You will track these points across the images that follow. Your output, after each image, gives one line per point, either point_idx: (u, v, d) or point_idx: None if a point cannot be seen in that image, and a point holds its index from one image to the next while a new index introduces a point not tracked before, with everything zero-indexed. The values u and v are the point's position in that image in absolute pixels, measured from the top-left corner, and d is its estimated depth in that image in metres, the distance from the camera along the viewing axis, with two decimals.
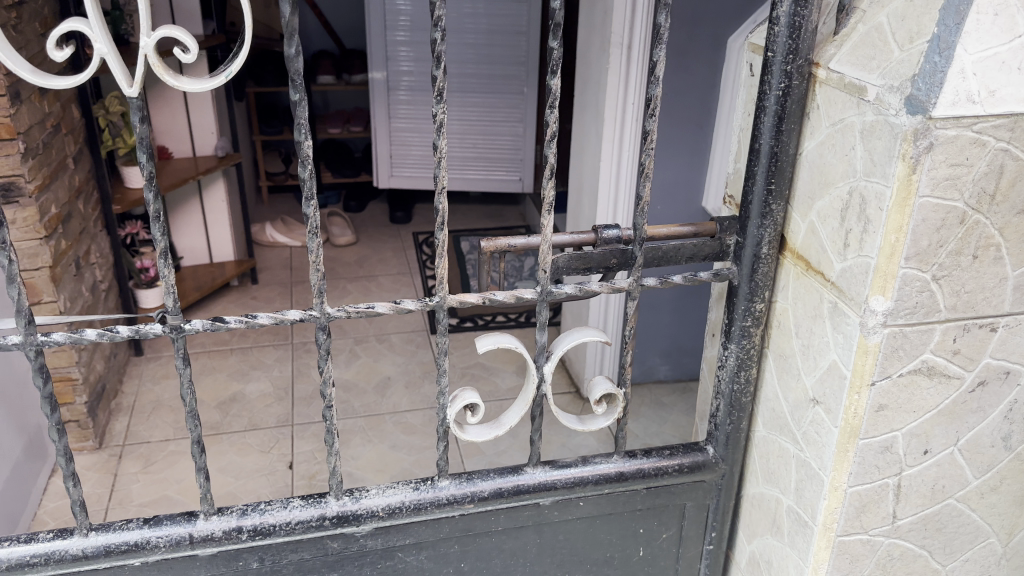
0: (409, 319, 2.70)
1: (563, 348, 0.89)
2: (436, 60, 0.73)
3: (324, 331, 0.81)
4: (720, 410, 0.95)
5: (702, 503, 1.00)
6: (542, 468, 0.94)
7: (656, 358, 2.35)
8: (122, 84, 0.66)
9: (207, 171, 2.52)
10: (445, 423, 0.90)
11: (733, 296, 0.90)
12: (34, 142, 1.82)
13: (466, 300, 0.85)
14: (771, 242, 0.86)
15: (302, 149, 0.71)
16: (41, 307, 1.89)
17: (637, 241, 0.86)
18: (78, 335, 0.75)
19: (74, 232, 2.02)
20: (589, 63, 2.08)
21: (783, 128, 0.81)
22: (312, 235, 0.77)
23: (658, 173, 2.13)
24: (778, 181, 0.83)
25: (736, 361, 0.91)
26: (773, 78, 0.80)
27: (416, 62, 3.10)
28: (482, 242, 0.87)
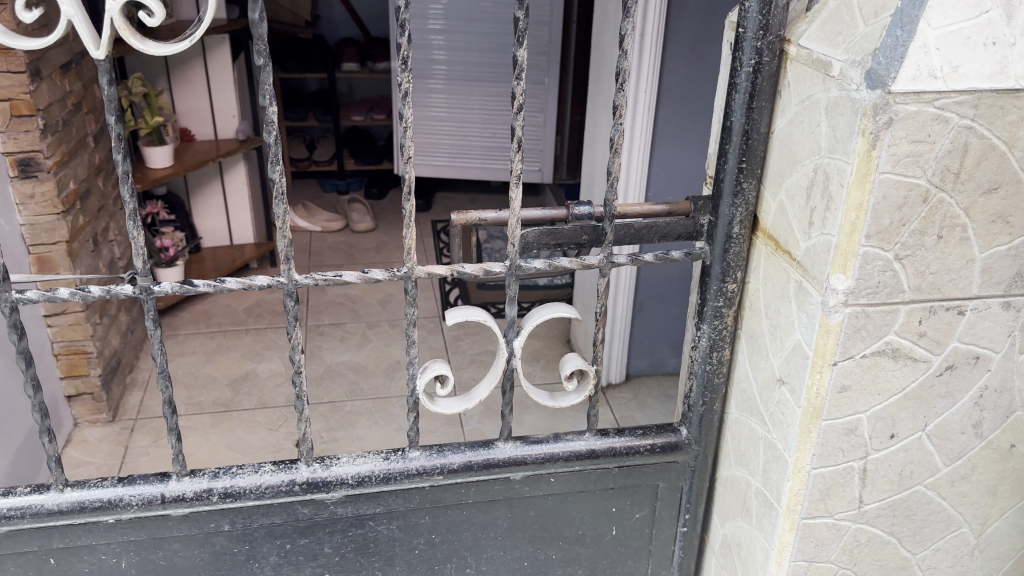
0: (423, 305, 2.72)
1: (532, 323, 0.89)
2: (400, 28, 0.73)
3: (292, 298, 0.82)
4: (694, 391, 0.95)
5: (675, 484, 1.00)
6: (512, 443, 0.94)
7: (664, 350, 2.34)
8: (89, 47, 0.68)
9: (228, 153, 2.56)
10: (414, 394, 0.90)
11: (706, 276, 0.89)
12: (54, 118, 1.87)
13: (434, 271, 0.85)
14: (742, 221, 0.86)
15: (266, 114, 0.72)
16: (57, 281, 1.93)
17: (607, 218, 0.86)
18: (52, 293, 0.77)
19: (93, 209, 2.07)
20: (603, 51, 2.08)
21: (754, 106, 0.80)
22: (279, 201, 0.78)
23: (670, 163, 2.12)
24: (751, 160, 0.83)
25: (708, 342, 0.91)
26: (744, 55, 0.79)
27: (442, 51, 3.11)
28: (453, 215, 0.87)
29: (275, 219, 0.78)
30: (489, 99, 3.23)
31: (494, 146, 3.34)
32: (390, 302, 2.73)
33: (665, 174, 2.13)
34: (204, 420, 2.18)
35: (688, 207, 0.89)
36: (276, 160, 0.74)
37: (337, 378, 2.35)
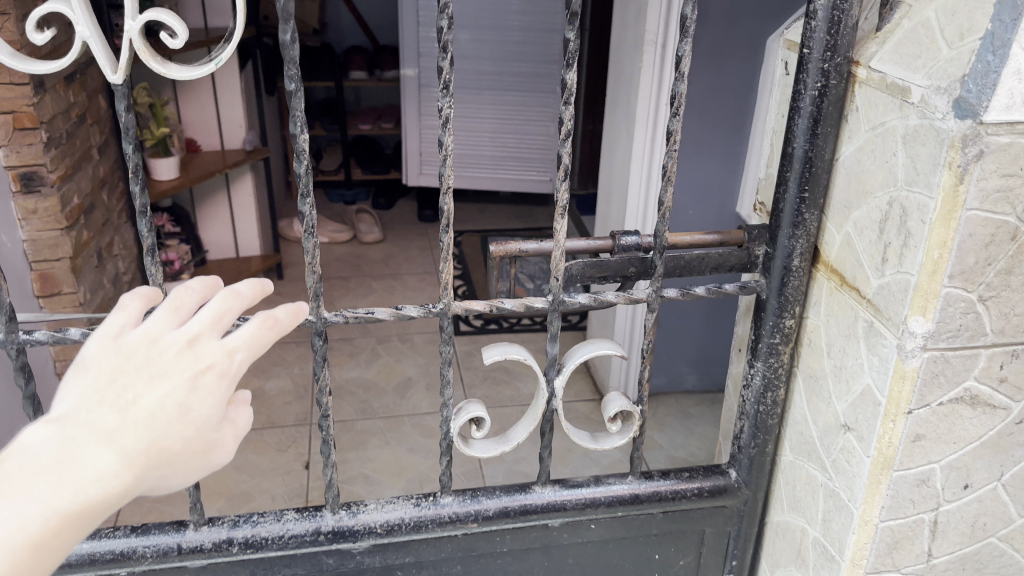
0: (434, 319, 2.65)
1: (576, 361, 0.83)
2: (442, 50, 0.68)
3: (320, 337, 0.77)
4: (745, 431, 0.89)
5: (723, 529, 0.94)
6: (551, 487, 0.88)
7: (683, 367, 2.28)
8: (106, 71, 0.62)
9: (234, 164, 2.50)
10: (448, 437, 0.84)
11: (761, 311, 0.84)
12: (58, 131, 1.81)
13: (472, 307, 0.79)
14: (803, 254, 0.80)
15: (296, 142, 0.67)
16: (61, 299, 1.87)
17: (658, 250, 0.80)
18: (62, 334, 0.71)
19: (97, 223, 2.01)
20: (621, 62, 2.02)
21: (818, 131, 0.75)
22: (309, 234, 0.72)
23: (692, 176, 2.06)
24: (813, 189, 0.77)
25: (762, 381, 0.86)
26: (808, 77, 0.74)
27: (448, 60, 3.06)
28: (492, 246, 0.82)
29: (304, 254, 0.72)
30: (499, 108, 3.18)
31: (504, 156, 3.28)
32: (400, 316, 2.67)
33: (687, 188, 2.07)
34: None
35: (742, 237, 0.84)
36: (306, 192, 0.69)
37: (347, 396, 2.29)
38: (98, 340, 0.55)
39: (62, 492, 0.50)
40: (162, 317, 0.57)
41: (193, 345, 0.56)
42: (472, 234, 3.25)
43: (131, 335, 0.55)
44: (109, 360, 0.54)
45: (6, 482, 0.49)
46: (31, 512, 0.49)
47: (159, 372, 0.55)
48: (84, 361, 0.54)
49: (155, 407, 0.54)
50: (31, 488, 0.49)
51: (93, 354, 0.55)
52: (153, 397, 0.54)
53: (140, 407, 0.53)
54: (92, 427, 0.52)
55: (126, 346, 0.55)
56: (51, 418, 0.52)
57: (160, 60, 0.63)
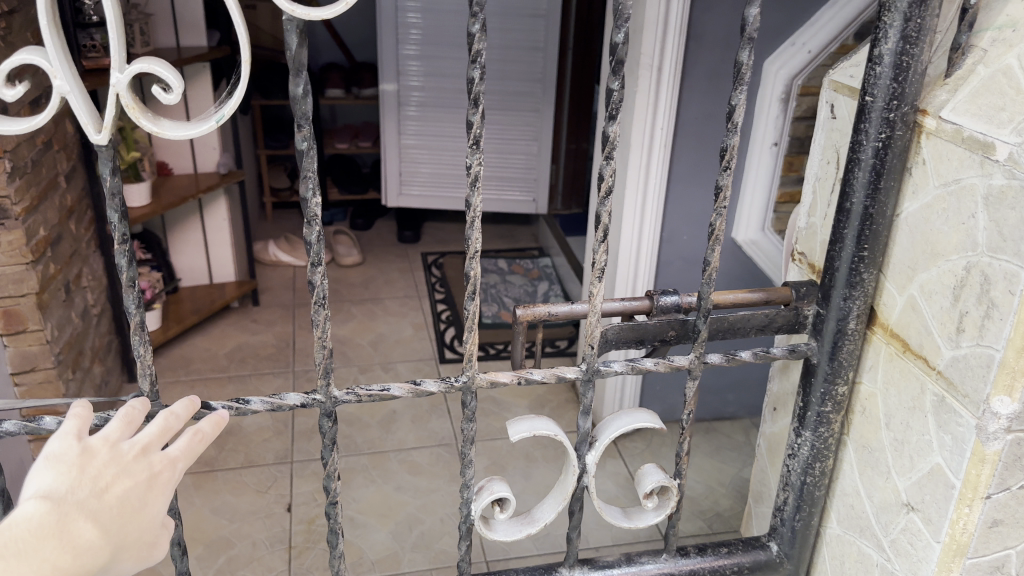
0: (417, 347, 2.56)
1: (608, 436, 0.78)
2: (473, 101, 0.61)
3: (330, 418, 0.70)
4: (789, 503, 0.82)
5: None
6: (577, 570, 0.81)
7: (679, 397, 2.20)
8: (87, 128, 0.58)
9: (208, 189, 2.40)
10: (469, 520, 0.78)
11: (810, 376, 0.77)
12: (23, 160, 1.70)
13: (497, 379, 0.73)
14: (859, 316, 0.74)
15: (307, 207, 0.60)
16: (25, 337, 1.76)
17: (704, 314, 0.74)
18: (34, 424, 0.67)
19: (64, 255, 1.90)
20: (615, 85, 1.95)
21: (880, 186, 0.68)
22: (319, 305, 0.66)
23: (685, 204, 1.97)
24: (873, 247, 0.71)
25: (811, 451, 0.79)
26: (870, 127, 0.67)
27: (422, 78, 3.00)
28: (519, 309, 0.77)
29: (313, 327, 0.66)
30: None
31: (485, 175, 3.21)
32: (381, 344, 2.57)
33: (680, 217, 1.98)
34: (186, 481, 2.01)
35: (789, 295, 0.78)
36: (317, 262, 0.62)
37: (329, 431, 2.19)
38: (66, 437, 0.61)
39: (62, 556, 0.56)
40: (119, 424, 0.64)
41: (147, 452, 0.64)
42: (454, 255, 3.16)
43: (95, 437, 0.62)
44: (79, 455, 0.60)
45: (15, 546, 0.54)
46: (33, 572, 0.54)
47: (123, 470, 0.62)
48: (58, 452, 0.59)
49: (122, 501, 0.61)
50: (39, 549, 0.55)
51: (58, 447, 0.60)
52: (121, 490, 0.61)
53: (112, 498, 0.60)
54: (76, 508, 0.58)
55: (92, 445, 0.62)
56: (34, 498, 0.57)
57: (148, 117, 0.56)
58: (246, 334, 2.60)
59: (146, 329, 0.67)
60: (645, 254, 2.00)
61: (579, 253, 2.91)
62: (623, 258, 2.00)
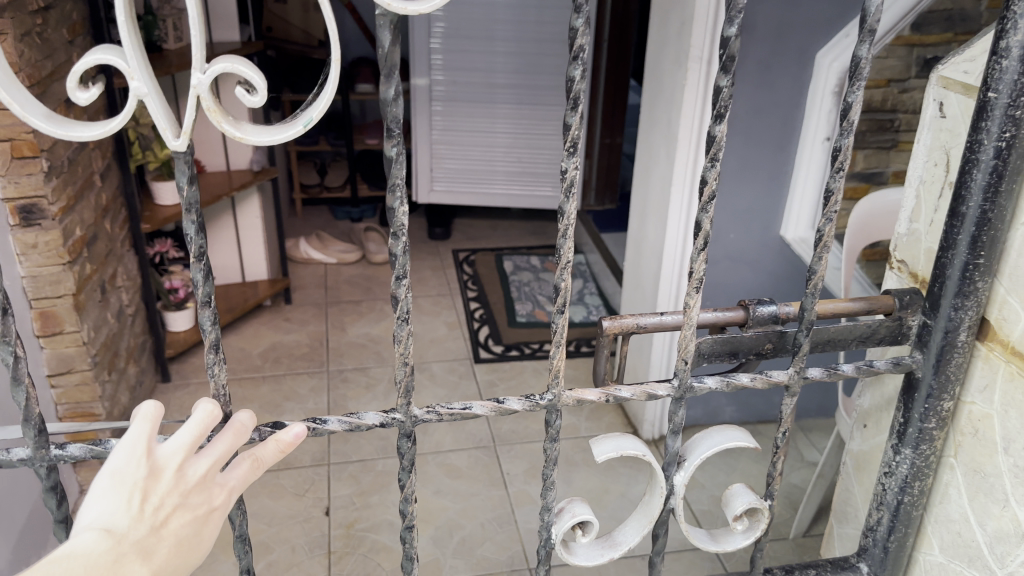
0: (451, 346, 2.51)
1: (698, 455, 0.75)
2: (572, 101, 0.58)
3: (407, 437, 0.70)
4: (882, 524, 0.78)
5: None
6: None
7: (722, 398, 2.15)
8: (165, 134, 0.58)
9: (242, 187, 2.36)
10: (548, 544, 0.75)
11: (912, 391, 0.73)
12: (59, 159, 1.67)
13: (584, 397, 0.69)
14: (970, 327, 0.69)
15: (395, 216, 0.58)
16: (62, 338, 1.74)
17: (805, 326, 0.70)
18: (98, 447, 0.71)
19: (100, 255, 1.87)
20: (661, 79, 1.90)
21: (1001, 188, 0.64)
22: (400, 321, 0.64)
23: (733, 201, 1.91)
24: (988, 255, 0.66)
25: (910, 470, 0.75)
26: (993, 127, 0.63)
27: (452, 72, 2.95)
28: (603, 321, 0.74)
29: (394, 342, 0.64)
30: (513, 122, 3.06)
31: (516, 170, 3.16)
32: (415, 344, 2.53)
33: (728, 214, 1.93)
34: None
35: (891, 304, 0.73)
36: (402, 273, 0.61)
37: (365, 433, 2.15)
38: (138, 456, 0.58)
39: None
40: (192, 443, 0.62)
41: (207, 479, 0.62)
42: (486, 253, 3.12)
43: (166, 459, 0.60)
44: (142, 477, 0.58)
45: None
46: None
47: (182, 500, 0.60)
48: (128, 475, 0.57)
49: (177, 536, 0.59)
50: None
51: (128, 467, 0.58)
52: (178, 525, 0.59)
53: (168, 534, 0.58)
54: (134, 545, 0.56)
55: (157, 465, 0.59)
56: (95, 529, 0.55)
57: (230, 119, 0.55)
58: (279, 333, 2.57)
59: (220, 347, 0.67)
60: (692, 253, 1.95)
61: (614, 250, 2.86)
62: (668, 256, 1.95)
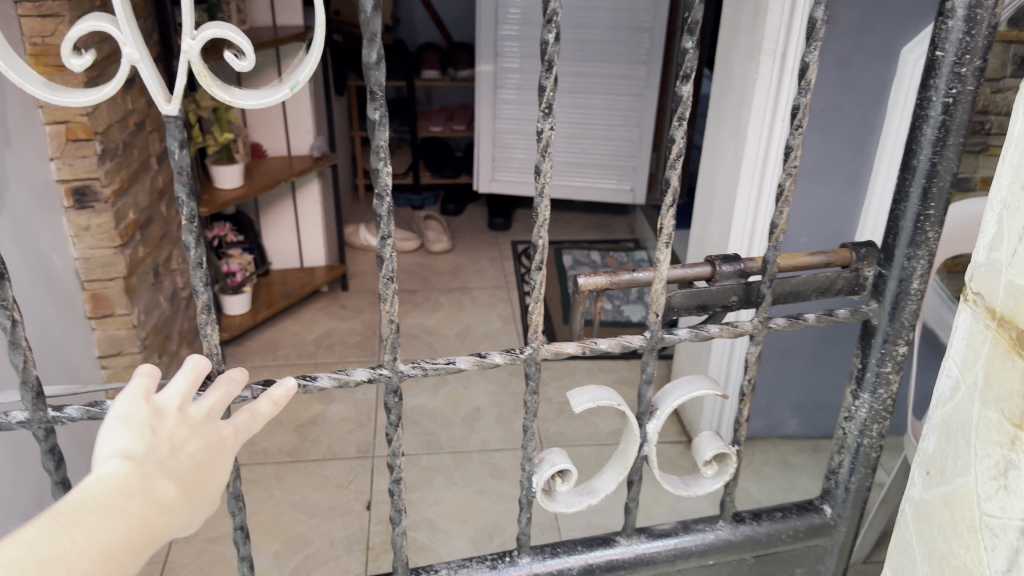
0: (505, 341, 2.47)
1: (667, 404, 0.89)
2: (547, 64, 0.67)
3: (395, 393, 0.80)
4: (844, 464, 0.98)
5: (813, 568, 1.04)
6: (635, 539, 0.94)
7: (783, 410, 2.05)
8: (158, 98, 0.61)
9: (301, 172, 2.35)
10: (531, 492, 0.89)
11: (870, 336, 0.92)
12: (114, 142, 1.67)
13: (563, 351, 0.83)
14: (919, 272, 0.87)
15: (380, 176, 0.67)
16: (113, 320, 1.75)
17: (766, 278, 0.87)
18: (96, 409, 0.75)
19: (154, 238, 1.88)
20: (733, 71, 1.80)
21: (945, 142, 0.81)
22: (386, 280, 0.73)
23: (804, 203, 1.80)
24: (937, 204, 0.84)
25: (869, 412, 0.95)
26: (940, 86, 0.79)
27: (519, 59, 2.88)
28: (581, 281, 0.84)
29: (381, 306, 0.74)
30: (579, 112, 2.98)
31: (581, 161, 3.08)
32: (468, 337, 2.49)
33: (798, 216, 1.82)
34: (268, 472, 1.97)
35: (848, 257, 0.91)
36: (386, 234, 0.69)
37: (411, 427, 2.12)
38: (136, 400, 0.62)
39: (148, 509, 0.57)
40: (188, 384, 0.66)
41: (209, 418, 0.66)
42: (546, 245, 3.05)
43: (165, 399, 0.64)
44: (148, 416, 0.62)
45: (102, 499, 0.55)
46: (127, 528, 0.55)
47: (192, 432, 0.64)
48: (130, 414, 0.61)
49: (195, 460, 0.62)
50: (124, 503, 0.56)
51: (129, 411, 0.62)
52: (192, 451, 0.63)
53: (186, 457, 0.62)
54: (156, 465, 0.59)
55: (159, 408, 0.63)
56: (116, 457, 0.58)
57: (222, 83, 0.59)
58: (334, 320, 2.56)
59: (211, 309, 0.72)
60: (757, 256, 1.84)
61: (678, 248, 2.76)
62: None
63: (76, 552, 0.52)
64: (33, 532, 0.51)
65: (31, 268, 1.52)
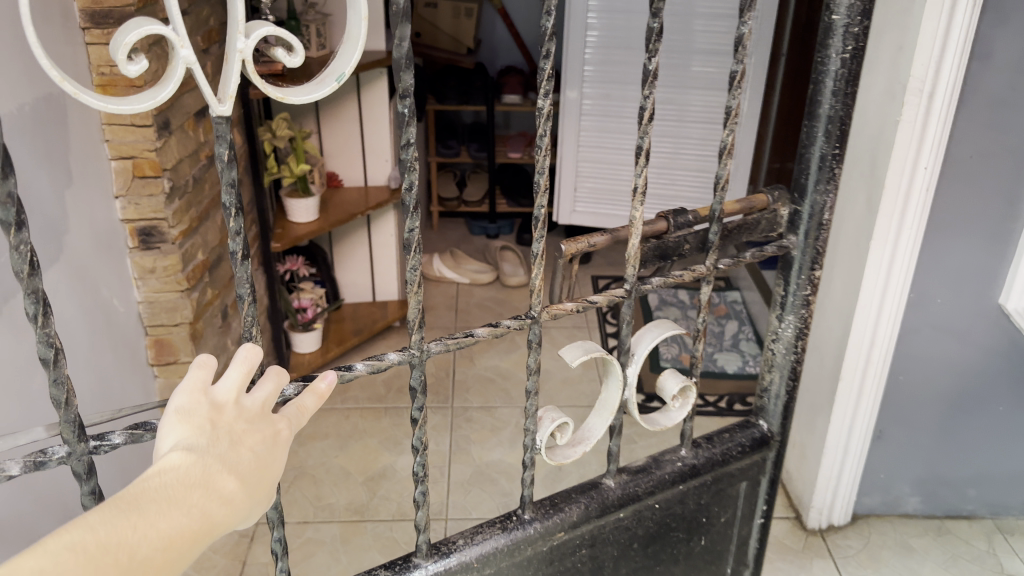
0: (587, 389, 2.29)
1: (644, 348, 1.00)
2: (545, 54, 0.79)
3: (419, 371, 0.84)
4: (773, 384, 1.14)
5: (754, 479, 1.18)
6: (619, 480, 1.04)
7: (904, 487, 1.83)
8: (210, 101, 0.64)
9: (378, 205, 2.21)
10: (533, 450, 0.96)
11: (790, 263, 1.07)
12: (183, 178, 1.56)
13: (562, 309, 0.93)
14: (826, 207, 1.02)
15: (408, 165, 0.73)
16: (177, 368, 1.63)
17: (713, 223, 0.98)
18: (139, 431, 0.71)
19: (223, 278, 1.76)
20: (867, 109, 1.56)
21: (844, 90, 0.96)
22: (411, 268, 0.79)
23: (943, 259, 1.56)
24: (838, 143, 0.99)
25: (794, 331, 1.09)
26: (837, 40, 0.94)
27: (608, 85, 2.72)
28: (563, 245, 0.89)
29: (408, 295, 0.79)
30: (670, 142, 2.80)
31: (669, 192, 2.88)
32: (548, 382, 2.32)
33: (935, 273, 1.58)
34: (334, 531, 1.82)
35: (765, 201, 1.05)
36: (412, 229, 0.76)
37: (487, 485, 1.95)
38: (193, 392, 0.59)
39: (211, 502, 0.53)
40: (243, 375, 0.62)
41: (263, 410, 0.63)
42: (629, 282, 2.87)
43: (220, 391, 0.60)
44: (208, 410, 0.59)
45: (164, 491, 0.52)
46: (190, 519, 0.51)
47: (249, 425, 0.60)
48: (188, 406, 0.58)
49: (254, 452, 0.59)
50: (188, 496, 0.52)
51: (187, 404, 0.59)
52: (250, 443, 0.59)
53: (245, 450, 0.58)
54: (218, 458, 0.56)
55: (216, 401, 0.60)
56: (178, 449, 0.55)
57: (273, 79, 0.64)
58: None
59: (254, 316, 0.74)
60: (886, 319, 1.59)
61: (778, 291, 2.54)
62: (858, 324, 1.61)
63: (134, 540, 0.48)
64: (94, 519, 0.48)
65: (89, 317, 1.40)
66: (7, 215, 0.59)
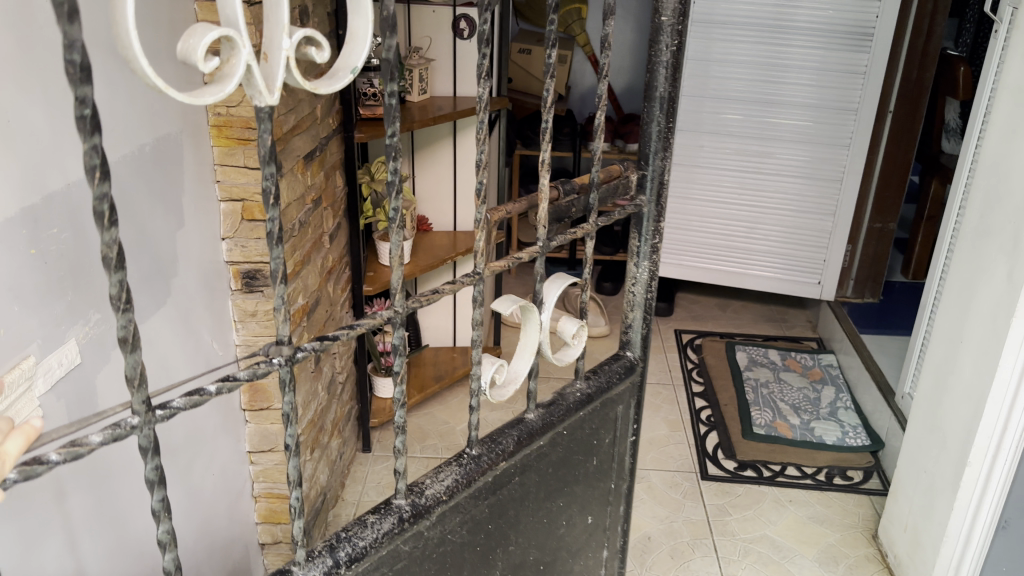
0: (674, 451, 2.18)
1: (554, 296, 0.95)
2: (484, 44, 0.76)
3: (400, 329, 0.78)
4: (634, 320, 1.09)
5: (629, 400, 1.12)
6: (540, 411, 0.96)
7: None
8: (259, 92, 0.57)
9: (467, 251, 2.16)
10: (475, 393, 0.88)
11: (641, 221, 1.04)
12: (291, 221, 1.53)
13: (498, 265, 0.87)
14: (669, 169, 1.03)
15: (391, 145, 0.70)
16: (270, 413, 1.60)
17: (595, 189, 0.95)
18: (199, 396, 0.64)
19: (320, 322, 1.72)
20: (1010, 179, 1.47)
21: (677, 74, 0.97)
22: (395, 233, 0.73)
23: None
24: (671, 116, 0.99)
25: (649, 273, 1.04)
26: (665, 36, 0.95)
27: (702, 133, 2.67)
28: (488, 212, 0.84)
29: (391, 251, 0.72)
30: (763, 196, 2.71)
31: (760, 249, 2.79)
32: None
33: None
34: None
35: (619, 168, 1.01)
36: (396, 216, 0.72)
37: None
38: None
39: None
40: None
41: None
42: (715, 338, 2.76)
43: None
44: None
45: None
46: None
47: None
48: None
49: None
50: None
51: None
52: None
53: None
54: None
55: None
56: None
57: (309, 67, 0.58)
58: (486, 409, 2.35)
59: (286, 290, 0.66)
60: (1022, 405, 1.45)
61: (880, 355, 2.41)
62: (992, 405, 1.49)
63: None
64: None
65: (190, 360, 1.36)
66: (99, 209, 0.52)
